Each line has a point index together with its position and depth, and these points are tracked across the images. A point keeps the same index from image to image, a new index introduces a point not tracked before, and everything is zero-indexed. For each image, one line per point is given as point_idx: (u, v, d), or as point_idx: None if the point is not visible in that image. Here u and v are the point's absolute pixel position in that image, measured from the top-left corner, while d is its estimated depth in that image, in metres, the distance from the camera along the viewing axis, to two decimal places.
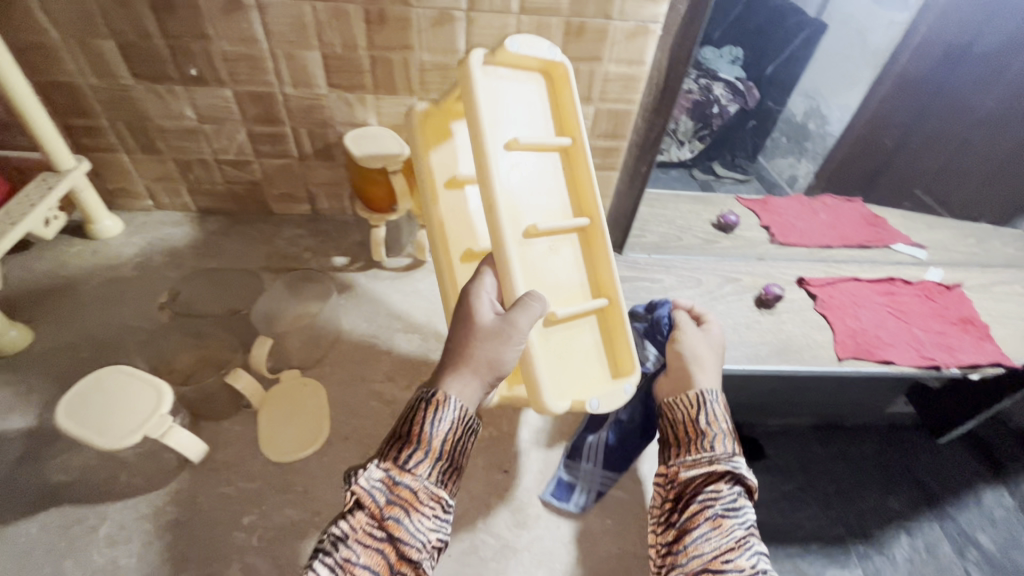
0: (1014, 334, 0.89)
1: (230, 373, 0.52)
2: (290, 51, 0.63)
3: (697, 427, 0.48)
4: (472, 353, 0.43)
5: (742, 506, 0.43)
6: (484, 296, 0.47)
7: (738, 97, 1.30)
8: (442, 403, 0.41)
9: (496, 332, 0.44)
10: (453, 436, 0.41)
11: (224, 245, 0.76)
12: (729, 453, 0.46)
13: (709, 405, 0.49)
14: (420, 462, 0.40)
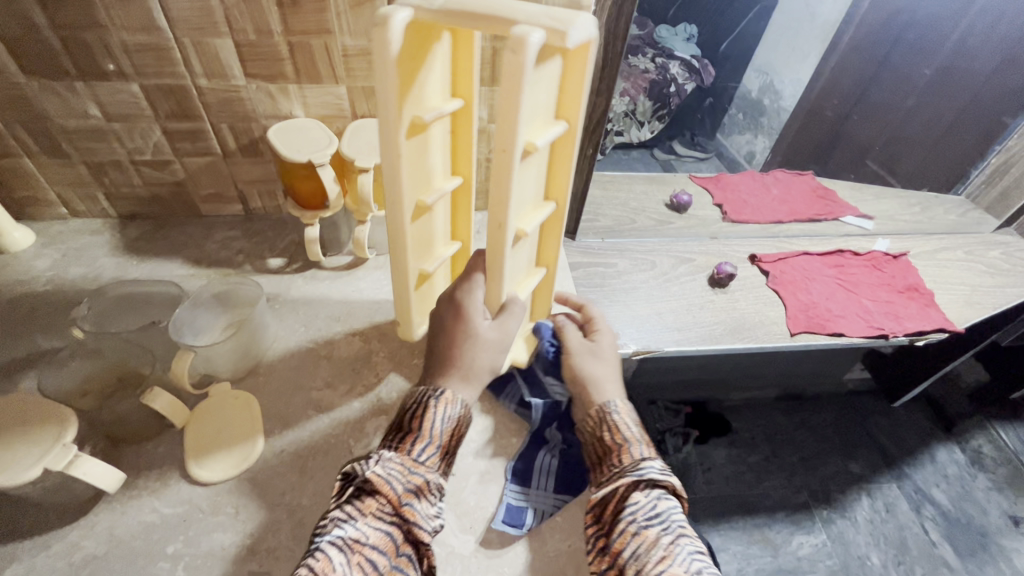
0: (957, 299, 0.91)
1: (146, 393, 0.48)
2: (198, 39, 0.58)
3: (613, 441, 0.49)
4: (471, 360, 0.48)
5: (665, 509, 0.44)
6: (476, 305, 0.49)
7: (700, 67, 1.02)
8: (449, 403, 0.46)
9: (494, 344, 0.49)
10: (456, 432, 0.46)
11: (149, 252, 0.71)
12: (646, 461, 0.46)
13: (617, 416, 0.50)
14: (431, 455, 0.45)
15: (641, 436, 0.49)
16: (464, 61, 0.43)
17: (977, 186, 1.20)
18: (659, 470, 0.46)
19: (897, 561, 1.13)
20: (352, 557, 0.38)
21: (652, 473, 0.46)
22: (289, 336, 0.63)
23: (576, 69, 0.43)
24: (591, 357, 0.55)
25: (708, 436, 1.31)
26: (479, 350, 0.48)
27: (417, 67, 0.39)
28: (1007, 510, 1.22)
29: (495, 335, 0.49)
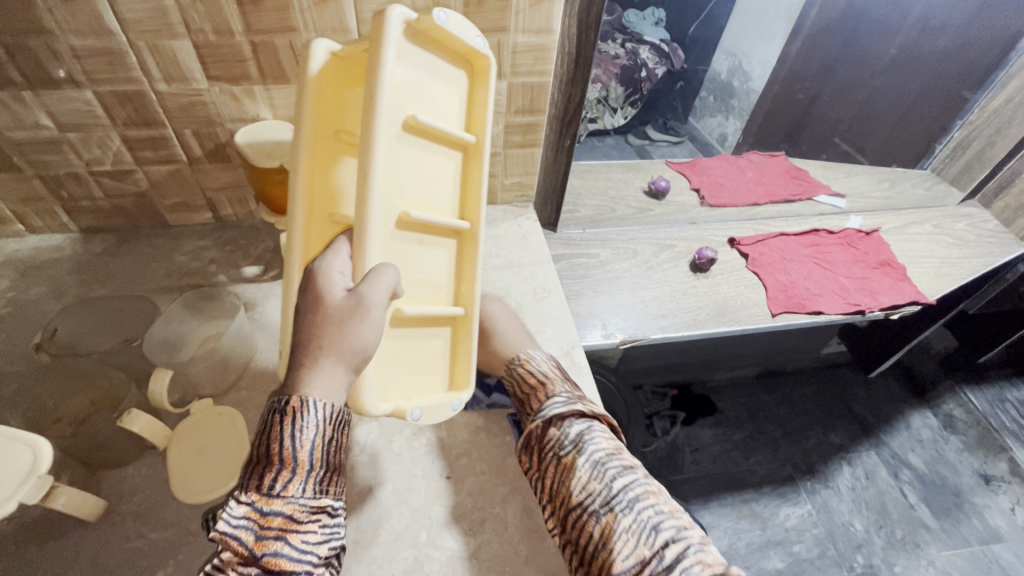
0: (928, 271, 0.94)
1: (123, 415, 0.46)
2: (153, 42, 0.55)
3: (529, 384, 0.53)
4: (325, 341, 0.38)
5: (581, 433, 0.46)
6: (334, 270, 0.40)
7: (670, 51, 1.18)
8: (299, 409, 0.37)
9: (347, 315, 0.38)
10: (323, 441, 0.39)
11: (116, 267, 0.68)
12: (558, 393, 0.50)
13: (524, 363, 0.55)
14: (289, 483, 0.38)
15: (553, 372, 0.54)
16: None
17: (942, 160, 1.22)
18: (573, 400, 0.49)
19: (879, 526, 1.18)
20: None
21: (566, 405, 0.49)
22: (271, 346, 0.61)
23: (480, 88, 0.49)
24: (502, 312, 0.63)
25: (694, 417, 1.34)
26: (330, 326, 0.38)
27: (339, 92, 0.44)
28: (978, 469, 1.28)
29: (350, 303, 0.38)
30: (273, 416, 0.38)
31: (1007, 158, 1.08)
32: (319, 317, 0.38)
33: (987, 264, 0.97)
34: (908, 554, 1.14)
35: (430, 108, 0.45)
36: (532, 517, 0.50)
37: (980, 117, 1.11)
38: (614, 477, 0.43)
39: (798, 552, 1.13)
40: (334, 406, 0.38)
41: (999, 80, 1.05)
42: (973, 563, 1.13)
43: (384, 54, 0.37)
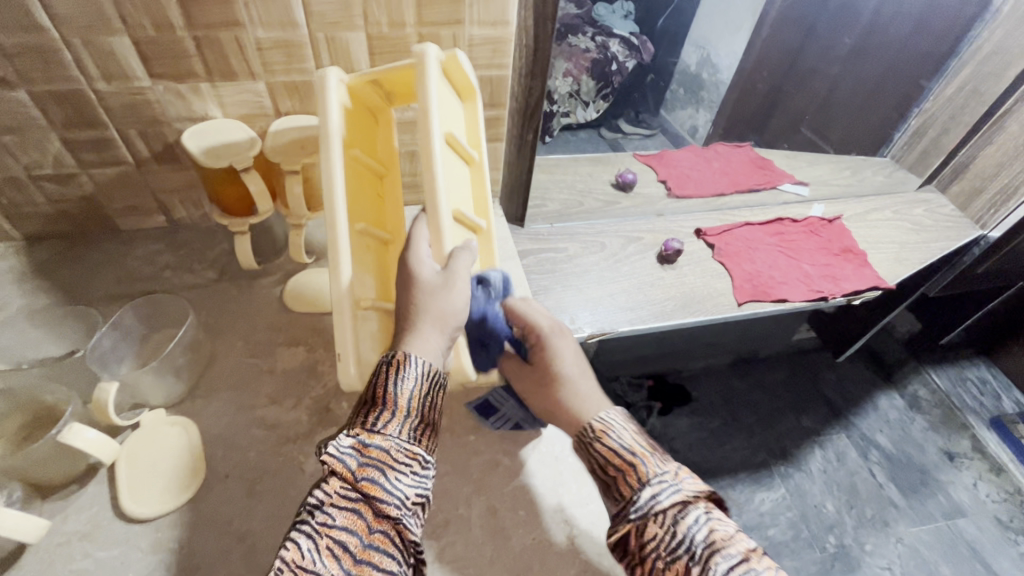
0: (888, 257, 0.96)
1: (63, 432, 0.43)
2: (89, 38, 0.52)
3: (614, 464, 0.43)
4: (421, 307, 0.42)
5: (693, 532, 0.38)
6: (420, 256, 0.45)
7: (640, 45, 1.25)
8: (403, 361, 0.41)
9: (437, 285, 0.43)
10: (421, 392, 0.41)
11: (63, 276, 0.65)
12: (655, 480, 0.41)
13: (603, 435, 0.45)
14: (389, 422, 0.40)
15: (638, 443, 0.44)
16: (384, 134, 0.58)
17: (900, 147, 1.25)
18: (674, 486, 0.40)
19: (850, 506, 1.21)
20: (320, 544, 0.34)
21: (667, 495, 0.40)
22: (229, 352, 0.60)
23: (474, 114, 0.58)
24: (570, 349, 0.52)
25: (670, 406, 1.35)
26: (424, 296, 0.43)
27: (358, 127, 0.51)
28: (943, 447, 1.32)
29: (437, 277, 0.44)
30: (381, 367, 0.41)
31: (961, 144, 1.11)
32: (412, 292, 0.43)
33: (943, 248, 1.00)
34: (878, 532, 1.17)
35: (454, 127, 0.52)
36: (497, 517, 0.50)
37: (935, 104, 1.14)
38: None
39: (772, 535, 1.16)
40: (432, 363, 0.42)
41: (954, 67, 1.08)
42: (939, 538, 1.17)
43: (428, 77, 0.45)
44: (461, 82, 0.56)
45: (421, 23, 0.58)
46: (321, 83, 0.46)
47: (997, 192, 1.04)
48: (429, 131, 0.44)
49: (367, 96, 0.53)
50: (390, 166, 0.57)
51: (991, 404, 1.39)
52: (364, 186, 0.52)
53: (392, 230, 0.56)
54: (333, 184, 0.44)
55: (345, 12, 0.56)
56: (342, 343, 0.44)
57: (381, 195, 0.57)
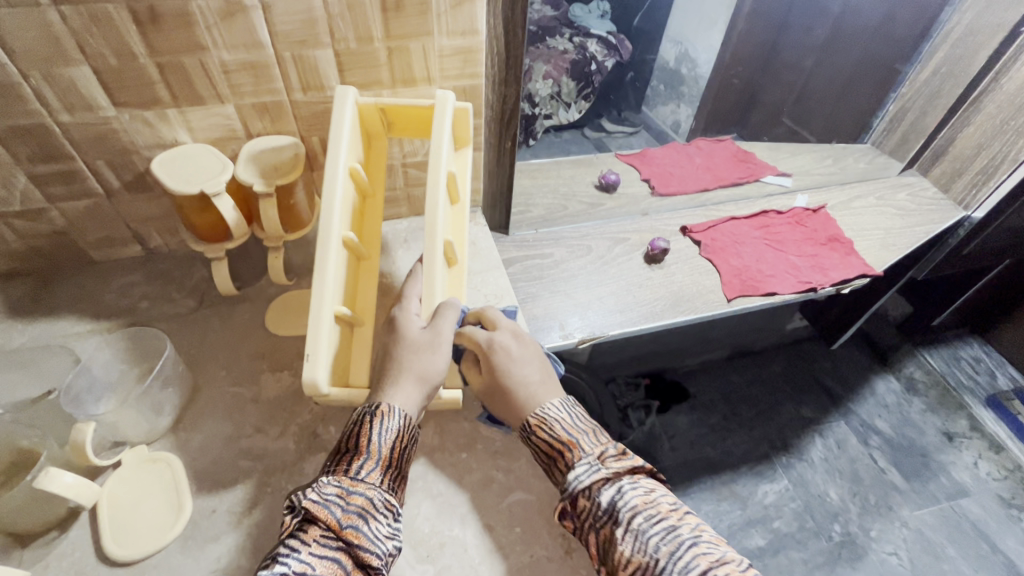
0: (874, 243, 0.96)
1: (40, 477, 0.42)
2: (49, 70, 0.50)
3: (550, 450, 0.47)
4: (402, 365, 0.47)
5: (614, 500, 0.42)
6: (411, 315, 0.50)
7: (618, 43, 1.25)
8: (387, 414, 0.44)
9: (425, 345, 0.47)
10: (399, 444, 0.44)
11: (37, 313, 0.64)
12: (579, 463, 0.44)
13: (538, 427, 0.47)
14: (372, 471, 0.42)
15: (569, 425, 0.47)
16: (377, 158, 0.59)
17: (879, 134, 1.25)
18: (596, 466, 0.44)
19: (853, 493, 1.20)
20: None
21: (589, 475, 0.44)
22: (212, 382, 0.58)
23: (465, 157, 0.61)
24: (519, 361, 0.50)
25: (669, 404, 1.35)
26: (410, 352, 0.47)
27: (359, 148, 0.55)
28: (941, 428, 1.32)
29: (428, 335, 0.48)
30: (365, 417, 0.44)
31: (939, 127, 1.10)
32: (404, 346, 0.48)
33: (928, 231, 1.00)
34: (883, 518, 1.16)
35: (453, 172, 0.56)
36: (493, 535, 0.49)
37: (911, 89, 1.14)
38: (659, 544, 0.39)
39: (778, 528, 1.15)
40: (411, 415, 0.45)
41: (928, 51, 1.08)
42: (944, 519, 1.17)
43: (446, 123, 0.52)
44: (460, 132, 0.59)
45: (388, 37, 0.57)
46: (342, 99, 0.51)
47: (977, 172, 1.04)
48: (439, 171, 0.50)
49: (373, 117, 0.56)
50: (378, 188, 0.58)
51: (986, 381, 1.39)
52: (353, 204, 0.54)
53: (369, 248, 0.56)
54: (333, 200, 0.48)
55: (310, 29, 0.55)
56: (313, 342, 0.45)
57: (363, 215, 0.57)
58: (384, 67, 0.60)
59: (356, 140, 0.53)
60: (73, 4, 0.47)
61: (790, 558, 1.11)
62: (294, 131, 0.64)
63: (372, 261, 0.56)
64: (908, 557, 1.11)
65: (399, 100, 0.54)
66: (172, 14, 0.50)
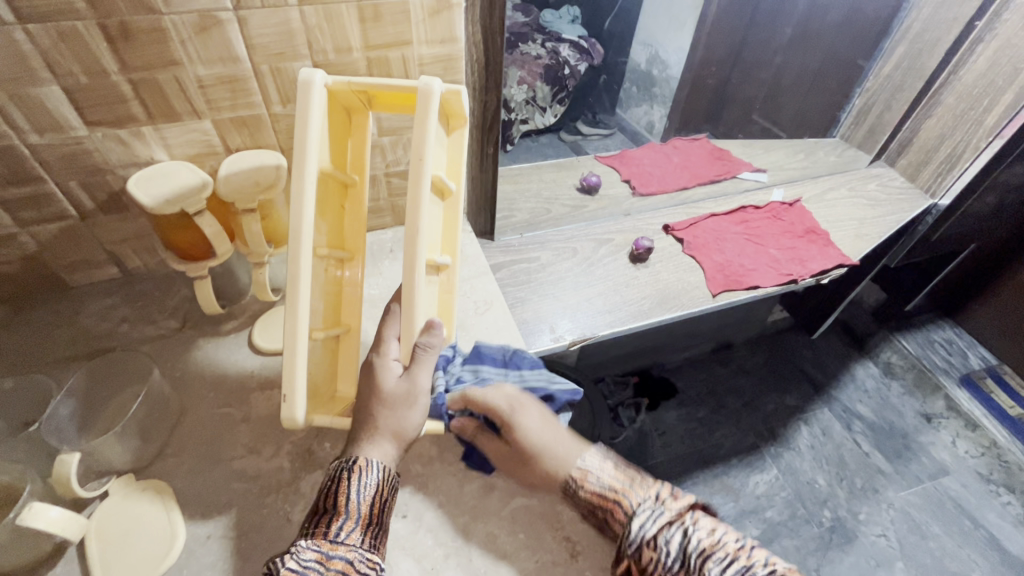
0: (848, 234, 0.99)
1: (23, 513, 0.40)
2: (16, 91, 0.49)
3: (600, 505, 0.44)
4: (379, 422, 0.45)
5: (684, 546, 0.39)
6: (390, 359, 0.47)
7: (589, 46, 1.36)
8: (364, 469, 0.42)
9: (401, 400, 0.45)
10: (380, 498, 0.42)
11: (10, 342, 0.61)
12: (639, 509, 0.42)
13: (582, 482, 0.45)
14: (352, 531, 0.40)
15: (616, 478, 0.45)
16: (356, 141, 0.52)
17: (848, 127, 1.30)
18: (657, 511, 0.42)
19: (840, 478, 1.23)
20: None
21: (652, 523, 0.41)
22: (200, 403, 0.57)
23: (456, 142, 0.55)
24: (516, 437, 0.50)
25: (658, 401, 1.36)
26: (385, 410, 0.45)
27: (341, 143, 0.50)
28: (919, 410, 1.37)
29: (404, 389, 0.45)
30: (340, 473, 0.42)
31: (904, 117, 1.14)
32: (379, 400, 0.45)
33: (898, 220, 1.04)
34: (869, 501, 1.19)
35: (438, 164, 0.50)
36: (497, 542, 0.49)
37: (876, 83, 1.19)
38: None
39: (770, 517, 1.16)
40: (391, 467, 0.44)
41: (888, 47, 1.13)
42: (927, 498, 1.20)
43: (430, 120, 0.43)
44: (454, 110, 0.53)
45: (367, 47, 0.57)
46: (304, 93, 0.42)
47: (942, 159, 1.07)
48: (421, 179, 0.43)
49: (346, 98, 0.48)
50: (360, 177, 0.52)
51: (959, 362, 1.44)
52: (327, 204, 0.48)
53: (352, 249, 0.53)
54: (301, 214, 0.42)
55: (287, 42, 0.54)
56: (289, 379, 0.43)
57: (343, 208, 0.53)
58: (364, 77, 0.60)
59: (325, 138, 0.46)
60: (40, 21, 0.45)
61: (784, 547, 1.12)
62: (273, 144, 0.63)
63: (357, 264, 0.54)
64: (895, 538, 1.14)
65: (373, 81, 0.46)
66: (143, 30, 0.49)
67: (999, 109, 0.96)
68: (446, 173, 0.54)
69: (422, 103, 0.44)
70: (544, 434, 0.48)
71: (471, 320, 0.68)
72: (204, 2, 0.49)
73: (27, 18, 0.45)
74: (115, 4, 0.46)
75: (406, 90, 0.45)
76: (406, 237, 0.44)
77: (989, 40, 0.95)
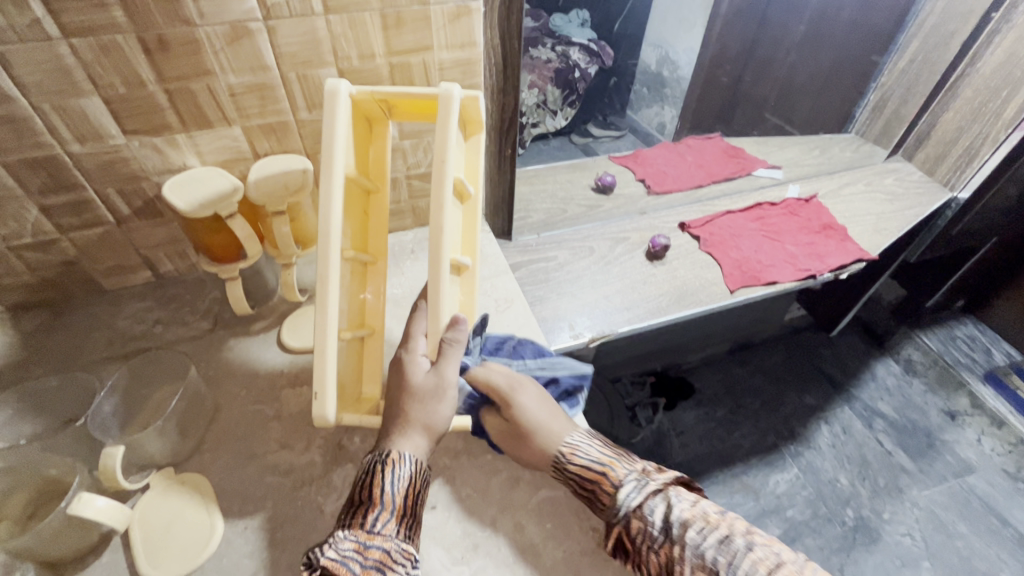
0: (866, 229, 0.98)
1: (71, 504, 0.42)
2: (60, 102, 0.51)
3: (588, 479, 0.47)
4: (410, 415, 0.46)
5: (666, 516, 0.43)
6: (418, 355, 0.49)
7: (599, 49, 1.37)
8: (397, 462, 0.43)
9: (430, 393, 0.46)
10: (413, 490, 0.44)
11: (52, 344, 0.64)
12: (627, 479, 0.46)
13: (571, 456, 0.48)
14: (388, 522, 0.41)
15: (605, 453, 0.48)
16: (377, 148, 0.53)
17: (864, 122, 1.27)
18: (642, 481, 0.46)
19: (862, 476, 1.22)
20: None
21: (638, 492, 0.45)
22: (233, 401, 0.59)
23: (474, 149, 0.57)
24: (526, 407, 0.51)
25: (675, 401, 1.35)
26: (416, 403, 0.46)
27: (365, 149, 0.52)
28: (943, 407, 1.35)
29: (434, 383, 0.47)
30: (375, 466, 0.43)
31: (920, 112, 1.13)
32: (410, 394, 0.47)
33: (918, 215, 1.03)
34: (893, 499, 1.18)
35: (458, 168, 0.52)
36: (525, 535, 0.50)
37: (891, 77, 1.17)
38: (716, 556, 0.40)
39: (792, 516, 1.15)
40: (422, 461, 0.45)
41: (903, 41, 1.12)
42: (953, 497, 1.18)
43: (451, 125, 0.45)
44: (471, 117, 0.54)
45: (390, 53, 0.59)
46: (331, 101, 0.44)
47: (961, 153, 1.06)
48: (444, 181, 0.44)
49: (368, 106, 0.50)
50: (380, 184, 0.53)
51: (983, 358, 1.43)
52: (350, 208, 0.50)
53: (375, 253, 0.54)
54: (330, 215, 0.44)
55: (313, 50, 0.56)
56: (320, 375, 0.44)
57: (367, 214, 0.54)
58: (386, 83, 0.61)
59: (350, 145, 0.47)
60: (84, 36, 0.48)
61: (806, 545, 1.11)
62: (299, 148, 0.65)
63: (380, 266, 0.55)
64: (920, 537, 1.12)
65: (396, 89, 0.47)
66: (180, 42, 0.51)
67: (1017, 100, 0.95)
68: (466, 177, 0.55)
69: (443, 107, 0.45)
70: (537, 412, 0.50)
71: (493, 317, 0.69)
72: (236, 14, 0.51)
73: (72, 33, 0.47)
74: (153, 18, 0.49)
75: (427, 98, 0.47)
76: (430, 237, 0.45)
77: (1005, 32, 0.95)
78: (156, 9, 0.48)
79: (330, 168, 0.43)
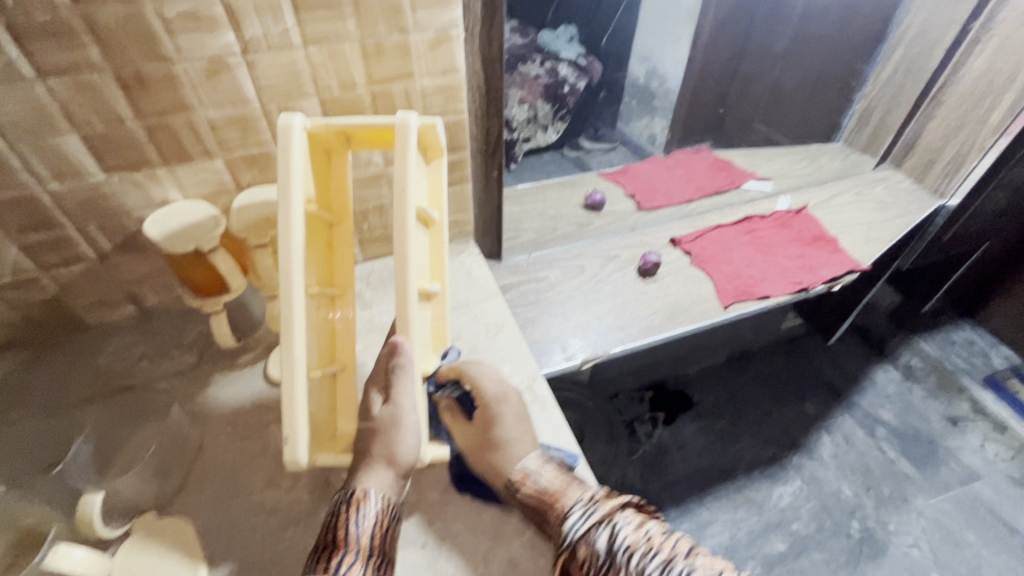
0: (858, 239, 0.98)
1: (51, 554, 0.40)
2: (37, 141, 0.51)
3: (539, 505, 0.48)
4: (375, 450, 0.45)
5: (610, 540, 0.43)
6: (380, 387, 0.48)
7: (587, 65, 1.40)
8: (363, 499, 0.42)
9: (389, 426, 0.45)
10: (381, 529, 0.43)
11: (33, 384, 0.62)
12: (572, 511, 0.46)
13: (525, 481, 0.49)
14: (353, 564, 0.40)
15: (556, 477, 0.49)
16: (338, 179, 0.51)
17: (851, 131, 1.30)
18: (591, 509, 0.46)
19: (867, 487, 1.20)
20: None
21: (584, 520, 0.45)
22: (218, 438, 0.58)
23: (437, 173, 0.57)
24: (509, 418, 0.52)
25: (675, 415, 1.34)
26: (378, 438, 0.45)
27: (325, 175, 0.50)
28: (944, 413, 1.33)
29: (390, 414, 0.45)
30: (340, 506, 0.42)
31: (907, 119, 1.13)
32: (371, 428, 0.46)
33: (908, 223, 1.03)
34: (899, 509, 1.16)
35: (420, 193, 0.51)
36: (518, 572, 0.48)
37: (876, 87, 1.20)
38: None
39: (797, 530, 1.13)
40: (391, 496, 0.44)
41: (887, 49, 1.15)
42: (959, 506, 1.17)
43: (410, 153, 0.43)
44: (430, 142, 0.54)
45: (371, 82, 0.59)
46: (285, 135, 0.42)
47: (948, 160, 1.06)
48: (406, 211, 0.43)
49: (324, 138, 0.48)
50: (343, 215, 0.52)
51: (981, 362, 1.42)
52: (311, 243, 0.48)
53: (341, 285, 0.53)
54: (291, 251, 0.42)
55: (294, 82, 0.56)
56: (290, 421, 0.43)
57: (330, 245, 0.52)
58: (369, 111, 0.61)
59: (308, 174, 0.46)
60: (60, 76, 0.47)
61: (812, 560, 1.09)
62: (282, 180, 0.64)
63: (348, 300, 0.53)
64: (928, 548, 1.10)
65: (353, 119, 0.46)
66: (158, 78, 0.51)
67: (1002, 107, 0.95)
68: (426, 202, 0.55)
69: (400, 136, 0.43)
70: (513, 428, 0.51)
71: (482, 343, 0.68)
72: (214, 49, 0.51)
73: (48, 73, 0.47)
74: (129, 54, 0.48)
75: (385, 125, 0.45)
76: (396, 265, 0.43)
77: (987, 41, 0.95)
78: (133, 48, 0.48)
79: (284, 202, 0.41)
